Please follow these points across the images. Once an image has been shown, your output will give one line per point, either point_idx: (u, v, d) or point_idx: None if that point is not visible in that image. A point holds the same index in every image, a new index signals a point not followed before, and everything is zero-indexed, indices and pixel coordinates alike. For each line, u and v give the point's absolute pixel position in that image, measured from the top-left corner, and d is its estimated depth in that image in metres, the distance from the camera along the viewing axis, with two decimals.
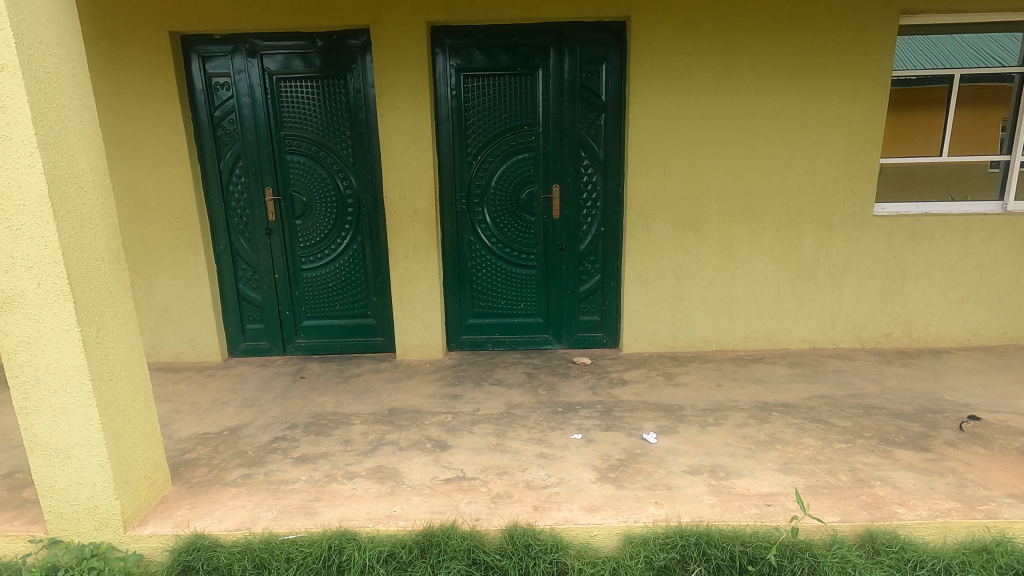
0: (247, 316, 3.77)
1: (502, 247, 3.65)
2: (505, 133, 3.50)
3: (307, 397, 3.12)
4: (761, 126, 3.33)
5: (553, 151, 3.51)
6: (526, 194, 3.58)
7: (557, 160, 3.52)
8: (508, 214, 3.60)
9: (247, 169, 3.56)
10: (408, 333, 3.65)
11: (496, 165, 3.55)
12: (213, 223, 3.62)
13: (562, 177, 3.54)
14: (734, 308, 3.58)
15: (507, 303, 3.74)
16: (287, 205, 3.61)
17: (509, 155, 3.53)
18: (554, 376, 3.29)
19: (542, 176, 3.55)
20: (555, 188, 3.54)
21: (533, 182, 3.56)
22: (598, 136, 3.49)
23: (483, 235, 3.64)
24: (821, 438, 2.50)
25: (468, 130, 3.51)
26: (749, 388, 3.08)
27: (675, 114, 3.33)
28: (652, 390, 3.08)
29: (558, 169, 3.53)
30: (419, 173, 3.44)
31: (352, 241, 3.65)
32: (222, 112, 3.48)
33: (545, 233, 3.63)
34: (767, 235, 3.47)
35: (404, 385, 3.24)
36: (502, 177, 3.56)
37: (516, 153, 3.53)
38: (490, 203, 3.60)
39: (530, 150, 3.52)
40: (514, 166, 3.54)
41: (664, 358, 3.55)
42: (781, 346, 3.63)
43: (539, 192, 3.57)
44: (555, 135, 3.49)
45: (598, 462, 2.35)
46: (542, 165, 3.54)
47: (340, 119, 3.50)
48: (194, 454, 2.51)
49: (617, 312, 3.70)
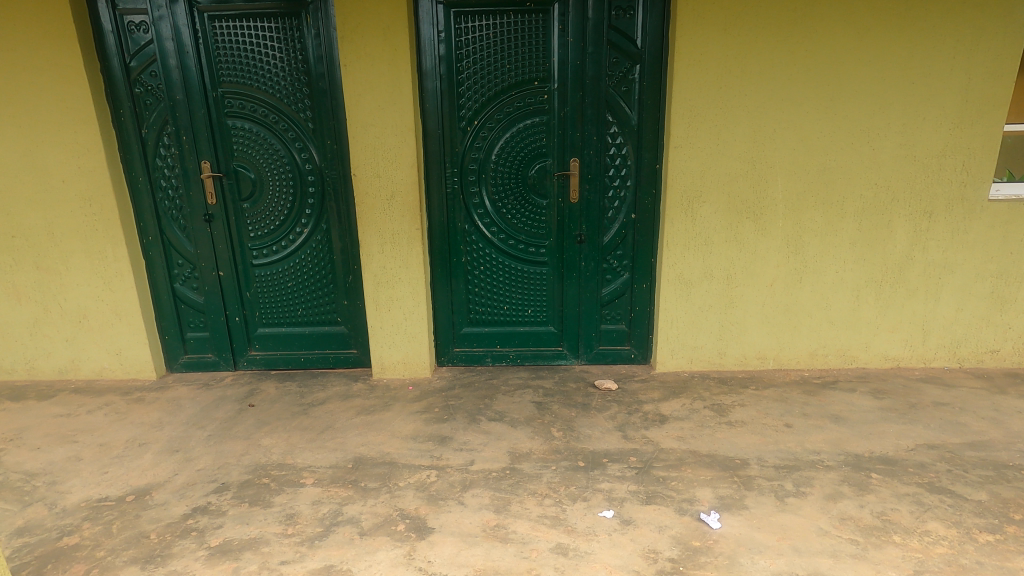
0: (188, 323, 3.03)
1: (504, 238, 2.88)
2: (509, 90, 2.69)
3: (250, 438, 2.40)
4: (848, 81, 2.51)
5: (570, 113, 2.70)
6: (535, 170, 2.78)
7: (576, 126, 2.72)
8: (512, 197, 2.82)
9: (177, 137, 2.77)
10: (387, 347, 2.91)
11: (496, 132, 2.75)
12: (137, 206, 2.85)
13: (583, 147, 2.74)
14: (798, 317, 2.83)
15: (512, 308, 2.99)
16: (231, 184, 2.84)
17: (513, 119, 2.73)
18: (570, 409, 2.56)
19: (557, 147, 2.75)
20: (573, 163, 2.75)
21: (545, 154, 2.77)
22: (631, 95, 2.68)
23: (481, 223, 2.87)
24: (953, 524, 1.77)
25: (461, 86, 2.70)
26: (828, 430, 2.34)
27: (734, 65, 2.51)
28: (702, 434, 2.33)
29: (578, 137, 2.73)
30: (396, 144, 2.64)
31: (315, 230, 2.89)
32: (140, 62, 2.67)
33: (559, 221, 2.85)
34: (847, 225, 2.69)
35: (377, 420, 2.52)
36: (506, 149, 2.77)
37: (523, 116, 2.72)
38: (490, 181, 2.81)
39: (542, 114, 2.72)
40: (520, 135, 2.74)
41: (710, 382, 2.79)
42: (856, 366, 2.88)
43: (553, 168, 2.78)
44: (574, 94, 2.68)
45: (641, 567, 1.63)
46: (557, 132, 2.73)
47: (295, 72, 2.69)
48: (75, 539, 1.81)
49: (648, 319, 2.95)
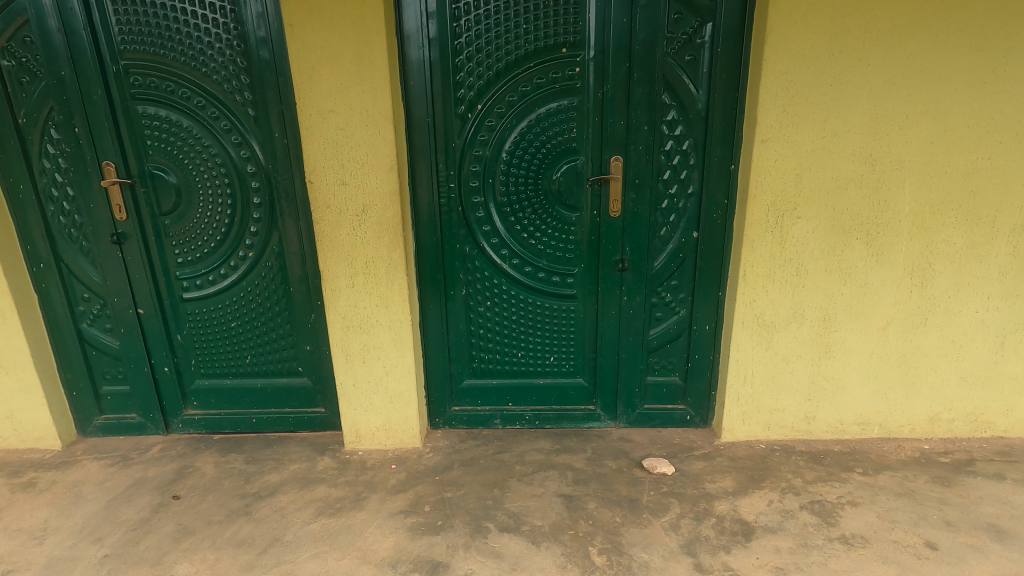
0: (102, 374, 2.31)
1: (518, 264, 2.14)
2: (525, 60, 1.92)
3: (161, 563, 1.68)
4: (1018, 44, 1.74)
5: (612, 92, 1.93)
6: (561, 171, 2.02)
7: (619, 110, 1.95)
8: (529, 209, 2.07)
9: (68, 129, 2.02)
10: (363, 410, 2.19)
11: (507, 119, 1.98)
12: (21, 222, 2.11)
13: (627, 140, 1.97)
14: (918, 372, 2.09)
15: (528, 355, 2.25)
16: (147, 192, 2.09)
17: (531, 100, 1.96)
18: (614, 511, 1.83)
19: (592, 139, 1.99)
20: (614, 162, 1.99)
21: (574, 150, 2.00)
22: (698, 65, 1.90)
23: (488, 244, 2.12)
24: None
25: (457, 54, 1.93)
26: (994, 556, 1.61)
27: (854, 20, 1.73)
28: (810, 564, 1.60)
29: (621, 126, 1.96)
30: (366, 137, 1.87)
31: (263, 252, 2.16)
32: (8, 23, 1.92)
33: (593, 241, 2.10)
34: (997, 248, 1.94)
35: (343, 529, 1.80)
36: (521, 144, 2.00)
37: (545, 95, 1.95)
38: (499, 187, 2.05)
39: (572, 94, 1.95)
40: (540, 125, 1.98)
41: (799, 461, 2.06)
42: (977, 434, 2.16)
43: (585, 168, 2.02)
44: (618, 65, 1.90)
45: None
46: (592, 119, 1.97)
47: (224, 36, 1.92)
48: None
49: (710, 370, 2.22)
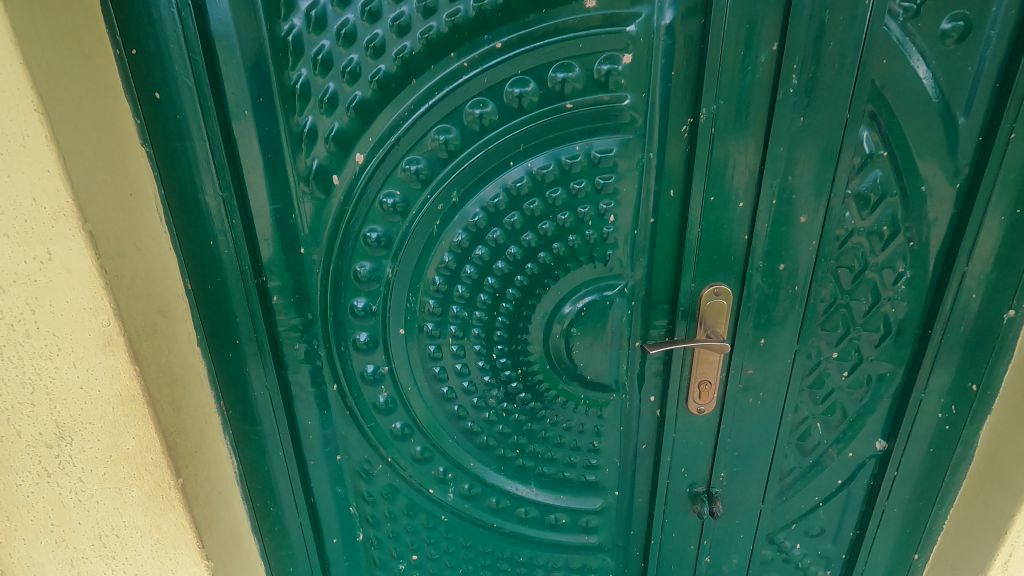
0: None
1: (477, 491, 0.97)
2: (479, 35, 0.68)
3: None
4: None
5: (720, 125, 0.70)
6: (576, 314, 0.82)
7: (735, 175, 0.73)
8: (498, 390, 0.88)
9: None
10: None
11: (436, 193, 0.76)
12: None
13: (750, 247, 0.76)
14: None
15: None
16: None
17: (499, 146, 0.73)
18: None
19: (657, 240, 0.78)
20: (710, 298, 0.79)
21: (610, 265, 0.80)
22: (965, 54, 0.68)
23: (406, 455, 0.94)
24: None
25: (282, 15, 0.67)
26: None
27: None
28: None
29: (737, 212, 0.75)
30: (6, 268, 0.63)
31: None
32: None
33: (644, 452, 0.93)
34: None
35: None
36: (474, 250, 0.79)
37: (538, 132, 0.73)
38: (425, 345, 0.85)
39: (608, 129, 0.72)
40: (523, 205, 0.76)
41: None
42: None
43: (636, 307, 0.82)
44: (743, 50, 0.67)
45: None
46: (661, 192, 0.75)
47: None
48: None
49: None
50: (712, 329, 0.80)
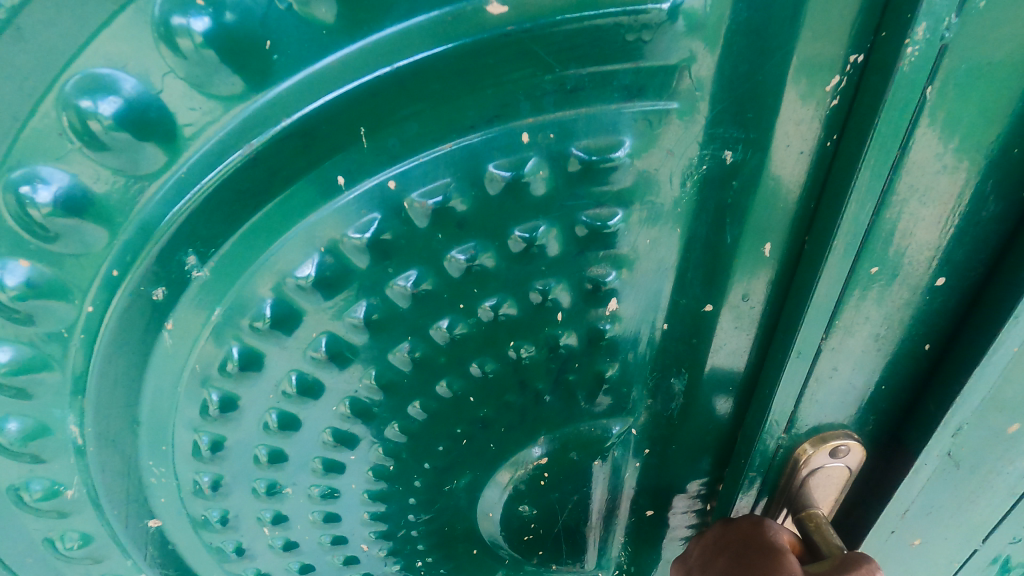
0: None
1: None
2: None
3: None
4: None
5: (951, 79, 0.24)
6: (531, 478, 0.40)
7: (944, 215, 0.27)
8: None
9: None
10: None
11: (143, 265, 0.28)
12: None
13: (928, 364, 0.33)
14: None
15: None
16: None
17: (296, 136, 0.25)
18: None
19: (713, 348, 0.34)
20: (820, 464, 0.36)
21: (602, 393, 0.36)
22: None
23: None
24: None
25: None
26: None
27: None
28: None
29: (921, 298, 0.30)
30: None
31: None
32: None
33: None
34: None
35: None
36: (280, 384, 0.33)
37: (406, 95, 0.24)
38: (213, 541, 0.41)
39: (617, 86, 0.25)
40: (389, 286, 0.29)
41: None
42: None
43: (652, 459, 0.40)
44: None
45: None
46: (737, 250, 0.30)
47: None
48: None
49: None
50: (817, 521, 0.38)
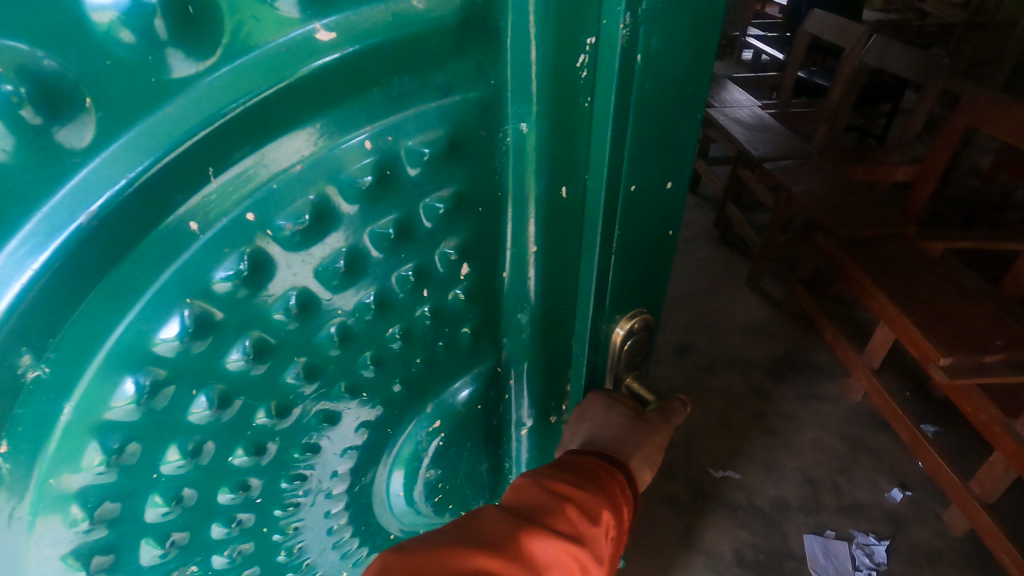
0: None
1: None
2: None
3: None
4: None
5: (651, 49, 0.35)
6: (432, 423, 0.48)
7: (666, 143, 0.40)
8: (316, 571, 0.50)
9: None
10: None
11: None
12: None
13: (675, 242, 0.48)
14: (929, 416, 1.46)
15: None
16: None
17: (140, 194, 0.25)
18: None
19: (545, 277, 0.45)
20: (625, 343, 0.51)
21: (469, 333, 0.45)
22: None
23: None
24: None
25: None
26: None
27: None
28: None
29: (664, 199, 0.44)
30: None
31: None
32: None
33: None
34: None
35: None
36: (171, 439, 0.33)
37: (252, 128, 0.26)
38: None
39: (431, 90, 0.31)
40: (267, 307, 0.32)
41: None
42: (962, 442, 1.78)
43: (519, 370, 0.52)
44: None
45: None
46: (544, 196, 0.40)
47: None
48: None
49: None
50: (634, 383, 0.54)
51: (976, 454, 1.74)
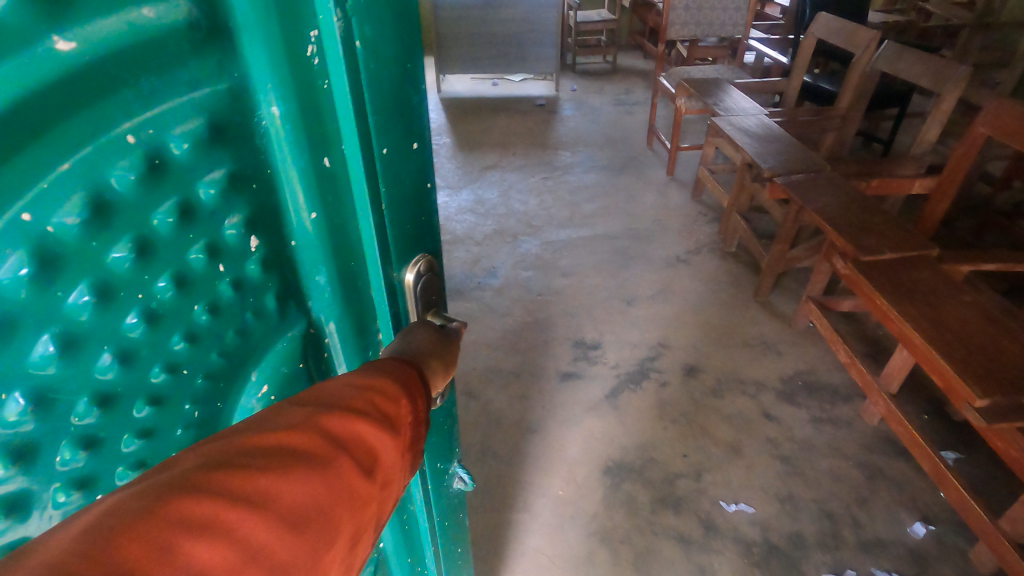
0: None
1: None
2: None
3: None
4: None
5: (366, 33, 0.41)
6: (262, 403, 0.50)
7: (401, 109, 0.47)
8: None
9: None
10: None
11: None
12: None
13: (434, 192, 0.57)
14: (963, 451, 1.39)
15: None
16: None
17: None
18: None
19: (327, 240, 0.49)
20: (417, 286, 0.56)
21: (267, 287, 0.46)
22: None
23: None
24: None
25: None
26: None
27: None
28: None
29: (412, 159, 0.51)
30: None
31: None
32: None
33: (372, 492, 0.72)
34: None
35: None
36: None
37: (21, 126, 0.26)
38: None
39: (182, 77, 0.33)
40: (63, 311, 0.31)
41: None
42: (984, 469, 1.70)
43: (333, 332, 0.56)
44: None
45: None
46: (305, 168, 0.44)
47: None
48: None
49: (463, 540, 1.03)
50: (433, 313, 0.58)
51: (999, 483, 1.66)
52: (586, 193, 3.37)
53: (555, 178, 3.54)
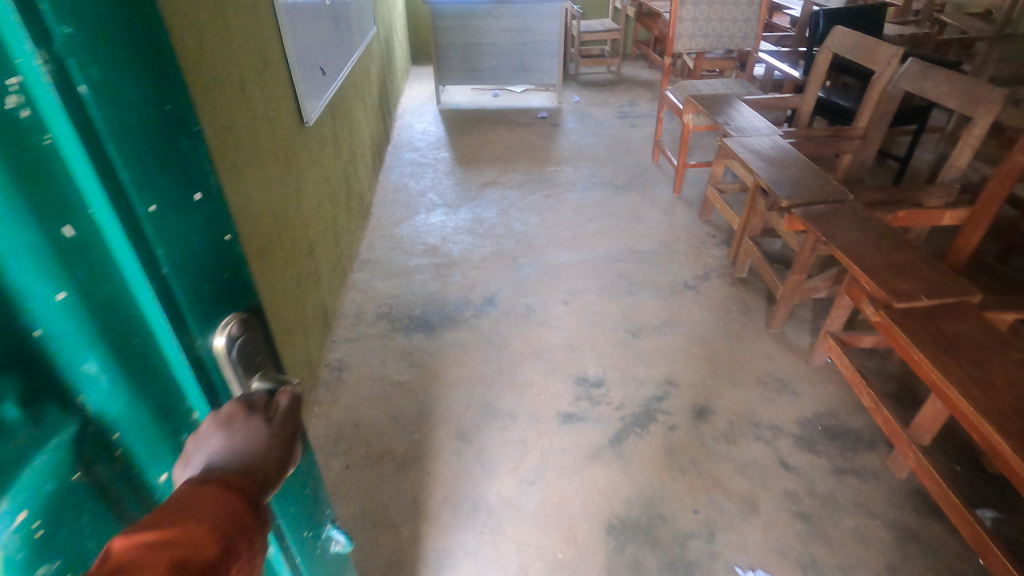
0: None
1: None
2: None
3: None
4: None
5: (94, 74, 0.35)
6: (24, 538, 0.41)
7: (164, 160, 0.41)
8: None
9: None
10: None
11: None
12: None
13: (240, 246, 0.52)
14: None
15: None
16: None
17: None
18: None
19: (92, 316, 0.42)
20: (230, 351, 0.51)
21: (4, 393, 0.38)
22: None
23: None
24: None
25: None
26: None
27: None
28: None
29: (196, 214, 0.45)
30: None
31: None
32: None
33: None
34: None
35: None
36: None
37: None
38: None
39: None
40: None
41: None
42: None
43: (123, 423, 0.48)
44: None
45: None
46: (36, 237, 0.37)
47: None
48: None
49: None
50: (262, 377, 0.55)
51: None
52: (589, 212, 3.22)
53: (556, 196, 3.40)
